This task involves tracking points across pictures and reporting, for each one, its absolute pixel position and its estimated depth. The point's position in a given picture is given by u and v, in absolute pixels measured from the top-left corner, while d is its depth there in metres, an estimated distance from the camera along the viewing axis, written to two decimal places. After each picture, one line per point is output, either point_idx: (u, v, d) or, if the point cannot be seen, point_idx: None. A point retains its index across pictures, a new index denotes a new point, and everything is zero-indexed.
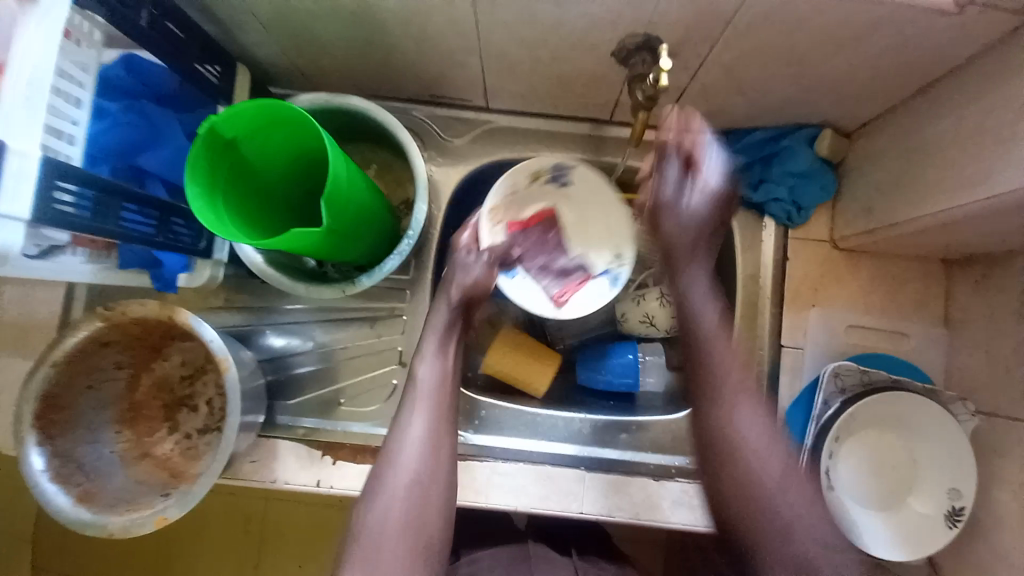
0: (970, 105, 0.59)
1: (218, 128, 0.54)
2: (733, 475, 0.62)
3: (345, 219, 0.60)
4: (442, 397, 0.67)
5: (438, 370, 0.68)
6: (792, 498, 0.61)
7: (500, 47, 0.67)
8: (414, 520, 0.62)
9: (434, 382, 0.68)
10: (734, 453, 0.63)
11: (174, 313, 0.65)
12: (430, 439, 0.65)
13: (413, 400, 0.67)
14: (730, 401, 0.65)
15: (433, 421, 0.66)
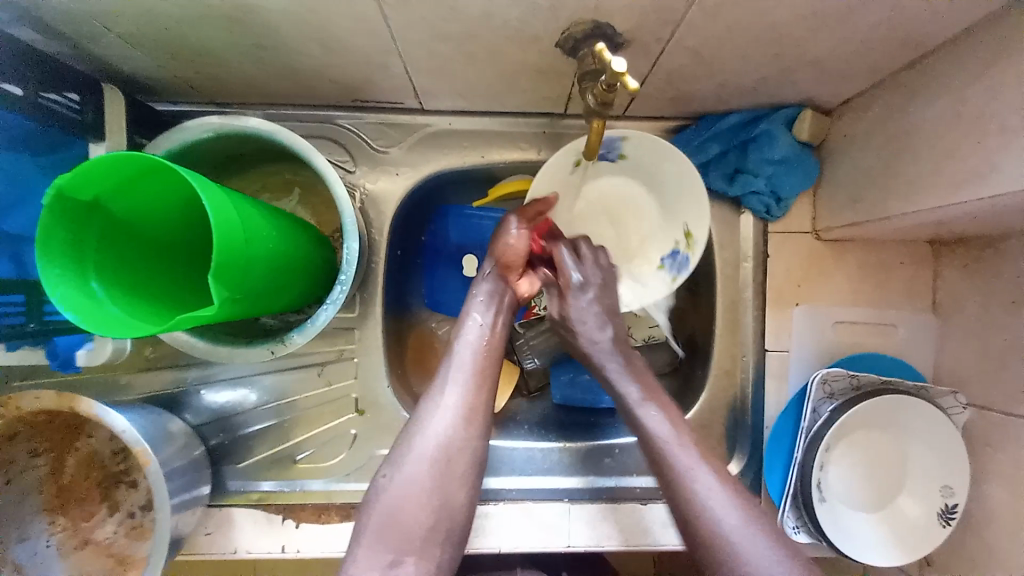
0: (968, 83, 0.50)
1: (67, 190, 0.43)
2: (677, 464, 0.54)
3: (250, 282, 0.50)
4: (483, 368, 0.59)
5: (481, 332, 0.61)
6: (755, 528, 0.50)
7: (421, 46, 0.56)
8: (433, 504, 0.53)
9: (480, 345, 0.60)
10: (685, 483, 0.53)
11: (72, 403, 0.55)
12: (467, 409, 0.57)
13: (448, 363, 0.59)
14: (690, 464, 0.54)
15: (471, 388, 0.58)
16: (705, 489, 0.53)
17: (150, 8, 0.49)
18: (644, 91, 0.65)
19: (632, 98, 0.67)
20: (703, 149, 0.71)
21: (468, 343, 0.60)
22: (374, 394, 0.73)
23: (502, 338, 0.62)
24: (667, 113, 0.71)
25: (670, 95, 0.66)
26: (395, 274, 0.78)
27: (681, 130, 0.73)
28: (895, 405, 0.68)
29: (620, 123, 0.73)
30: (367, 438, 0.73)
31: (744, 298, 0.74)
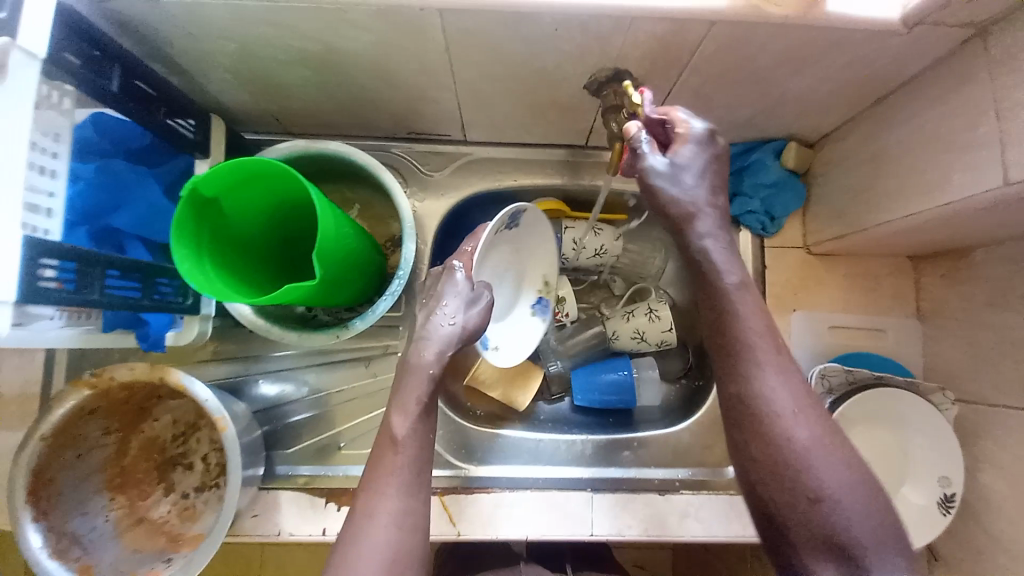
0: (922, 115, 0.62)
1: (199, 188, 0.54)
2: (766, 404, 0.56)
3: (334, 268, 0.60)
4: (422, 450, 0.59)
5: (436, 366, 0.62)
6: (835, 465, 0.54)
7: (475, 85, 0.69)
8: (405, 531, 0.56)
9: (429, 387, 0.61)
10: (772, 423, 0.55)
11: (164, 374, 0.64)
12: (408, 509, 0.57)
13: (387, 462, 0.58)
14: (781, 405, 0.55)
15: (423, 425, 0.61)
16: (793, 430, 0.55)
17: (264, 52, 0.62)
18: None
19: None
20: None
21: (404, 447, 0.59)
22: None
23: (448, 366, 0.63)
24: None
25: None
26: None
27: None
28: (894, 400, 0.74)
29: None
30: None
31: None
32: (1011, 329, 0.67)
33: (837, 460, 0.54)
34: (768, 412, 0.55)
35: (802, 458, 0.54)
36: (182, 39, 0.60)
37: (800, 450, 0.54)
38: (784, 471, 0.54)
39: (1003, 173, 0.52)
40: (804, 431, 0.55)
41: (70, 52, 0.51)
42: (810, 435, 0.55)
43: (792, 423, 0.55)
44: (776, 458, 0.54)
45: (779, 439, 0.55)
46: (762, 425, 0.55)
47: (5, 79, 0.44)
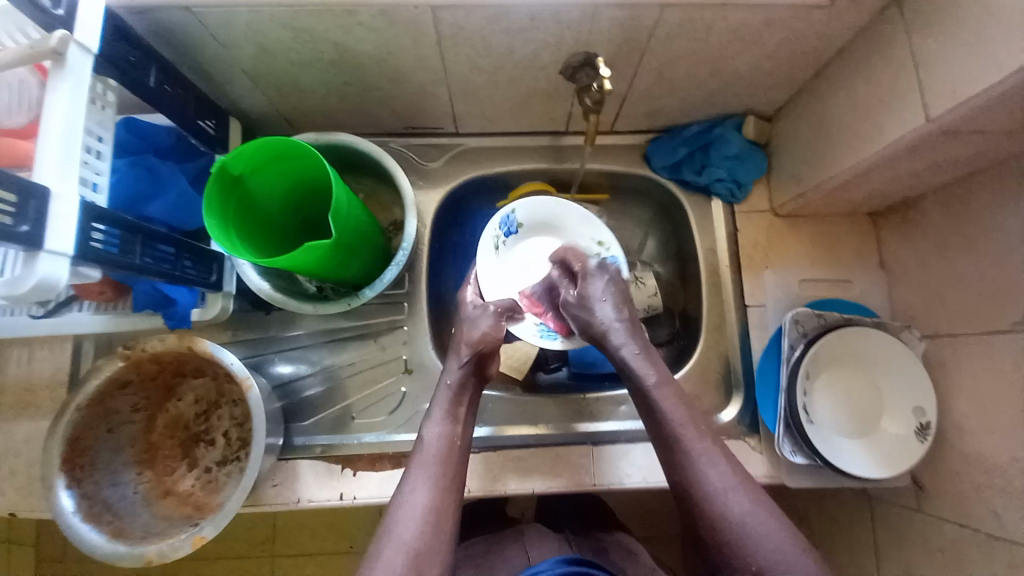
0: (855, 77, 0.71)
1: (228, 166, 0.61)
2: (690, 470, 0.63)
3: (346, 234, 0.68)
4: (446, 451, 0.66)
5: (443, 440, 0.67)
6: (759, 516, 0.59)
7: (463, 77, 0.77)
8: None
9: (439, 461, 0.65)
10: (700, 479, 0.62)
11: (193, 343, 0.70)
12: (438, 498, 0.62)
13: (416, 461, 0.65)
14: (707, 465, 0.63)
15: (438, 489, 0.62)
16: (711, 485, 0.61)
17: (281, 54, 0.70)
18: (626, 108, 0.86)
19: (618, 113, 0.88)
20: (676, 151, 0.91)
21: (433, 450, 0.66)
22: (421, 357, 0.86)
23: (461, 441, 0.68)
24: (645, 127, 0.93)
25: (645, 111, 0.87)
26: (434, 264, 0.95)
27: (657, 139, 0.94)
28: (860, 338, 0.82)
29: (609, 137, 0.94)
30: (414, 395, 0.85)
31: (723, 266, 0.91)
32: (961, 264, 0.74)
33: (755, 506, 0.60)
34: (697, 476, 0.62)
35: (729, 513, 0.60)
36: (207, 45, 0.68)
37: (724, 507, 0.60)
38: (715, 522, 0.60)
39: (924, 114, 0.60)
40: (723, 483, 0.61)
41: (116, 52, 0.60)
42: (726, 486, 0.61)
43: (713, 479, 0.62)
44: (706, 516, 0.61)
45: (706, 496, 0.61)
46: (695, 483, 0.62)
47: (66, 68, 0.52)
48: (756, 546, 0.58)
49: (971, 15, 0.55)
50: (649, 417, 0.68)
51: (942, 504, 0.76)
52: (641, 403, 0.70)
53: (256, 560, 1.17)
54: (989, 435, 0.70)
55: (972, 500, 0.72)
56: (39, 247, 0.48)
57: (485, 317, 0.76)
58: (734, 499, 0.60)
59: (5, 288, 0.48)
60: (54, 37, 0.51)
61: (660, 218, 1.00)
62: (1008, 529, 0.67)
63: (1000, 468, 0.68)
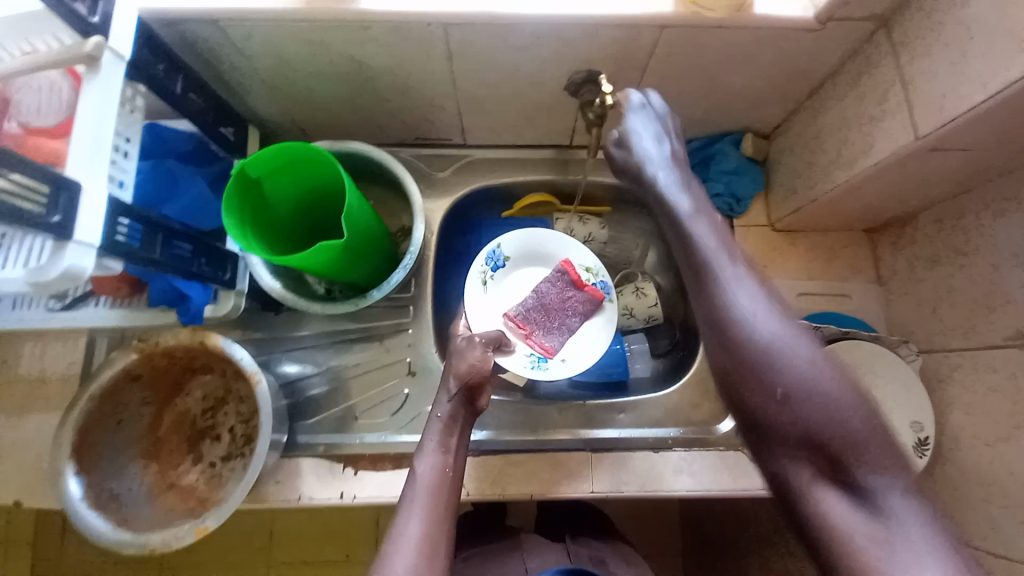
0: (848, 96, 0.74)
1: (246, 170, 0.65)
2: (727, 302, 0.55)
3: (356, 236, 0.71)
4: (440, 481, 0.65)
5: (434, 471, 0.65)
6: (810, 360, 0.51)
7: (471, 91, 0.81)
8: None
9: (432, 492, 0.63)
10: (749, 326, 0.53)
11: (205, 338, 0.73)
12: (431, 528, 0.60)
13: (408, 493, 0.64)
14: (767, 324, 0.53)
15: (431, 519, 0.61)
16: (763, 324, 0.53)
17: (298, 66, 0.75)
18: None
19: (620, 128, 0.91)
20: None
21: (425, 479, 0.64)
22: (424, 360, 0.88)
23: (454, 470, 0.66)
24: None
25: None
26: (439, 269, 0.97)
27: None
28: (860, 353, 0.82)
29: None
30: (417, 397, 0.86)
31: None
32: (955, 279, 0.75)
33: (796, 331, 0.53)
34: (735, 312, 0.54)
35: (767, 342, 0.52)
36: (229, 56, 0.72)
37: (787, 381, 0.50)
38: (768, 391, 0.51)
39: (913, 131, 0.63)
40: (773, 321, 0.53)
41: (145, 59, 0.64)
42: (784, 332, 0.52)
43: (765, 323, 0.53)
44: (760, 367, 0.52)
45: (761, 349, 0.52)
46: (729, 321, 0.54)
47: (98, 72, 0.56)
48: (812, 403, 0.49)
49: (955, 38, 0.58)
50: (688, 264, 0.59)
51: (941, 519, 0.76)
52: (682, 253, 0.60)
53: (251, 567, 1.17)
54: (987, 448, 0.71)
55: (971, 514, 0.72)
56: (68, 238, 0.51)
57: (474, 348, 0.75)
58: (786, 339, 0.52)
59: (32, 276, 0.51)
60: (91, 43, 0.55)
61: (661, 231, 1.02)
62: (1008, 543, 0.66)
63: (997, 481, 0.69)
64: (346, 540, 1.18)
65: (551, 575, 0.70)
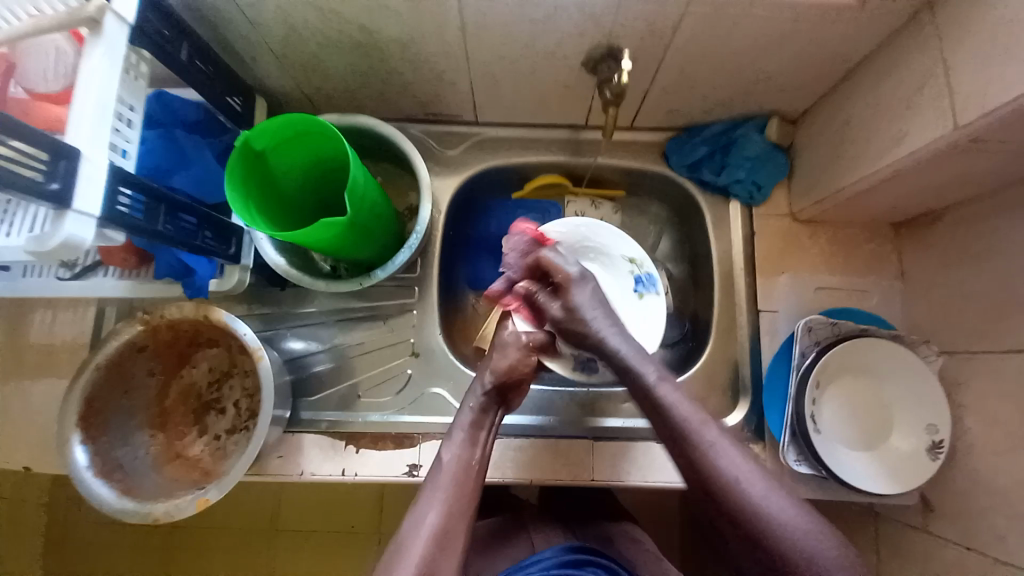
0: (884, 82, 0.69)
1: (251, 141, 0.63)
2: (728, 485, 0.57)
3: (361, 214, 0.69)
4: (462, 473, 0.64)
5: (459, 463, 0.65)
6: (795, 513, 0.55)
7: (484, 67, 0.78)
8: None
9: (455, 483, 0.63)
10: (727, 486, 0.57)
11: (208, 313, 0.72)
12: (449, 516, 0.61)
13: (431, 481, 0.64)
14: (736, 470, 0.58)
15: (450, 508, 0.61)
16: (768, 505, 0.55)
17: (308, 36, 0.72)
18: (647, 104, 0.86)
19: (638, 109, 0.87)
20: (695, 150, 0.90)
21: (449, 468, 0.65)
22: (428, 341, 0.87)
23: (480, 464, 0.66)
24: (666, 124, 0.92)
25: (667, 108, 0.87)
26: (447, 250, 0.95)
27: (676, 137, 0.93)
28: (873, 351, 0.80)
29: (628, 133, 0.94)
30: (420, 377, 0.86)
31: (736, 269, 0.90)
32: (983, 280, 0.72)
33: (800, 512, 0.56)
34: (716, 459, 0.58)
35: (747, 496, 0.56)
36: (238, 22, 0.70)
37: (776, 528, 0.54)
38: (758, 531, 0.55)
39: (952, 122, 0.59)
40: (780, 511, 0.55)
41: (150, 24, 0.61)
42: (767, 491, 0.56)
43: (760, 491, 0.56)
44: (749, 524, 0.55)
45: (745, 497, 0.56)
46: (727, 497, 0.57)
47: (102, 36, 0.54)
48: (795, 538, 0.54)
49: (1008, 21, 0.53)
50: (657, 419, 0.64)
51: (948, 524, 0.74)
52: (647, 406, 0.65)
53: (255, 535, 1.19)
54: (1002, 457, 0.68)
55: (980, 522, 0.70)
56: (67, 206, 0.50)
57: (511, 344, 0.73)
58: (795, 533, 0.54)
59: (33, 245, 0.50)
60: (93, 5, 0.53)
61: (675, 218, 0.99)
62: (1016, 553, 0.65)
63: (1008, 490, 0.67)
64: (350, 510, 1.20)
65: (557, 552, 0.70)
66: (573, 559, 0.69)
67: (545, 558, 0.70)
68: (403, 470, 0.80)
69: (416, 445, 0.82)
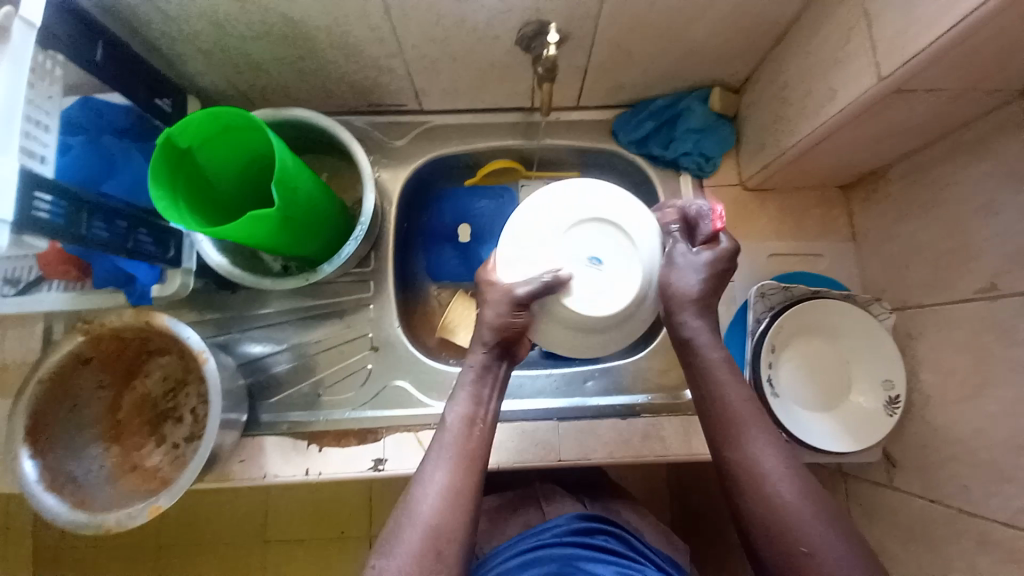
0: (812, 42, 0.70)
1: (174, 139, 0.62)
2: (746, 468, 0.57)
3: (296, 205, 0.68)
4: (469, 432, 0.61)
5: (461, 436, 0.60)
6: (797, 494, 0.55)
7: (418, 51, 0.77)
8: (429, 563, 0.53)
9: (460, 454, 0.59)
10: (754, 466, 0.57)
11: (151, 318, 0.71)
12: (454, 481, 0.57)
13: (437, 439, 0.61)
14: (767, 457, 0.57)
15: (458, 469, 0.58)
16: (775, 480, 0.56)
17: (233, 29, 0.71)
18: (589, 81, 0.86)
19: (580, 87, 0.87)
20: (641, 125, 0.91)
21: (454, 439, 0.60)
22: (386, 334, 0.87)
23: (486, 418, 0.63)
24: (612, 101, 0.92)
25: (609, 84, 0.87)
26: (402, 242, 0.95)
27: (623, 114, 0.93)
28: (826, 311, 0.80)
29: (575, 112, 0.93)
30: (381, 371, 0.86)
31: None
32: (927, 232, 0.73)
33: (801, 491, 0.55)
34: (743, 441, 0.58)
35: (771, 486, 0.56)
36: (157, 20, 0.69)
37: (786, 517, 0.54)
38: (758, 502, 0.55)
39: (876, 74, 0.59)
40: (782, 487, 0.55)
41: (61, 27, 0.61)
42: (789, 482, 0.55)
43: (775, 476, 0.56)
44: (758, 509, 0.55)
45: (751, 473, 0.57)
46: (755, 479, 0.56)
47: (9, 42, 0.52)
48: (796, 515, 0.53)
49: None
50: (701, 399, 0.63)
51: (912, 477, 0.75)
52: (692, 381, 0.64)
53: (247, 545, 1.17)
54: (957, 406, 0.69)
55: (942, 473, 0.70)
56: None
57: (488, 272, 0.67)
58: (792, 512, 0.54)
59: None
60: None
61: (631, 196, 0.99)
62: (977, 501, 0.65)
63: (965, 439, 0.67)
64: (333, 513, 1.18)
65: (567, 520, 0.70)
66: (584, 527, 0.69)
67: (558, 524, 0.69)
68: (367, 465, 0.79)
69: (380, 439, 0.80)
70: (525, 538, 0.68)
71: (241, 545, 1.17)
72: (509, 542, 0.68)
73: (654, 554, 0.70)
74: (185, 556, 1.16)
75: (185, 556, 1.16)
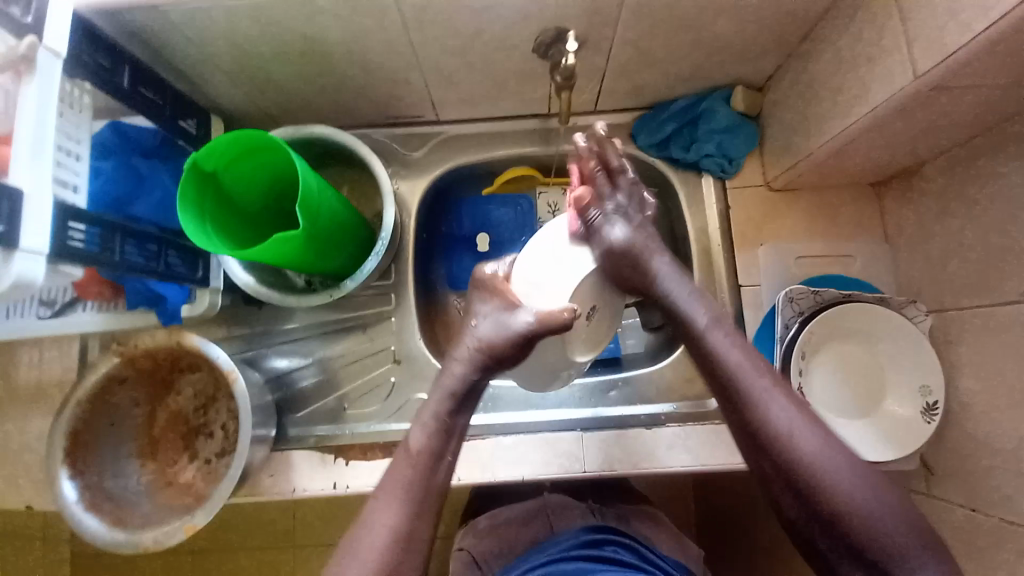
0: (841, 39, 0.67)
1: (200, 163, 0.63)
2: (793, 450, 0.51)
3: (320, 224, 0.68)
4: (428, 470, 0.57)
5: (422, 469, 0.56)
6: (864, 488, 0.49)
7: (435, 64, 0.77)
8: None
9: (418, 487, 0.56)
10: (809, 461, 0.50)
11: (181, 338, 0.73)
12: (403, 526, 0.54)
13: (388, 474, 0.57)
14: (819, 452, 0.50)
15: (408, 513, 0.54)
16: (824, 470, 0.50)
17: (254, 51, 0.71)
18: (608, 85, 0.84)
19: (599, 91, 0.86)
20: (661, 127, 0.89)
21: (409, 481, 0.56)
22: (410, 347, 0.87)
23: (449, 458, 0.59)
24: (630, 104, 0.90)
25: (628, 87, 0.85)
26: (423, 252, 0.95)
27: (641, 117, 0.91)
28: (859, 315, 0.79)
29: (593, 116, 0.92)
30: (405, 384, 0.86)
31: (715, 245, 0.88)
32: (966, 233, 0.70)
33: (869, 485, 0.49)
34: (789, 439, 0.51)
35: (834, 482, 0.49)
36: (180, 44, 0.70)
37: (867, 520, 0.48)
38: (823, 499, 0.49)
39: (911, 71, 0.57)
40: (839, 472, 0.49)
41: (87, 57, 0.62)
42: (857, 481, 0.49)
43: (842, 474, 0.49)
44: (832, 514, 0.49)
45: (824, 477, 0.49)
46: (819, 485, 0.49)
47: (35, 72, 0.53)
48: (847, 499, 0.49)
49: None
50: (719, 393, 0.56)
51: (954, 486, 0.72)
52: (705, 370, 0.58)
53: (279, 550, 1.19)
54: (1000, 414, 0.66)
55: (986, 484, 0.67)
56: (14, 245, 0.50)
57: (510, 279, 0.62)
58: (865, 506, 0.48)
59: None
60: (25, 43, 0.53)
61: (653, 199, 0.98)
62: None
63: (1010, 449, 0.64)
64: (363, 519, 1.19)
65: (574, 531, 0.71)
66: (593, 539, 0.69)
67: (567, 539, 0.69)
68: None
69: None
70: (533, 556, 0.69)
71: (273, 549, 1.19)
72: (520, 560, 0.70)
73: (664, 563, 0.69)
74: (220, 559, 1.19)
75: (220, 559, 1.19)
